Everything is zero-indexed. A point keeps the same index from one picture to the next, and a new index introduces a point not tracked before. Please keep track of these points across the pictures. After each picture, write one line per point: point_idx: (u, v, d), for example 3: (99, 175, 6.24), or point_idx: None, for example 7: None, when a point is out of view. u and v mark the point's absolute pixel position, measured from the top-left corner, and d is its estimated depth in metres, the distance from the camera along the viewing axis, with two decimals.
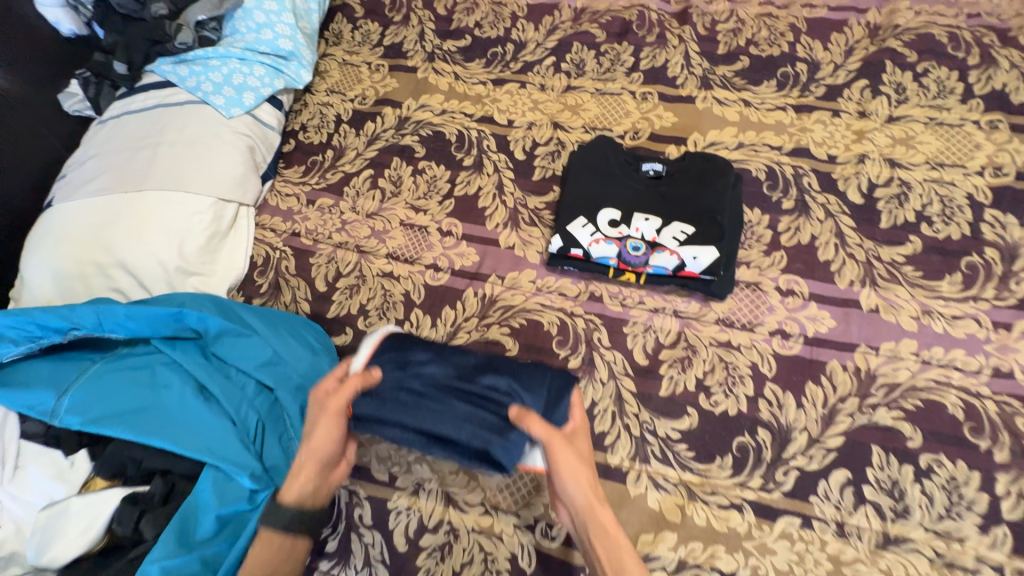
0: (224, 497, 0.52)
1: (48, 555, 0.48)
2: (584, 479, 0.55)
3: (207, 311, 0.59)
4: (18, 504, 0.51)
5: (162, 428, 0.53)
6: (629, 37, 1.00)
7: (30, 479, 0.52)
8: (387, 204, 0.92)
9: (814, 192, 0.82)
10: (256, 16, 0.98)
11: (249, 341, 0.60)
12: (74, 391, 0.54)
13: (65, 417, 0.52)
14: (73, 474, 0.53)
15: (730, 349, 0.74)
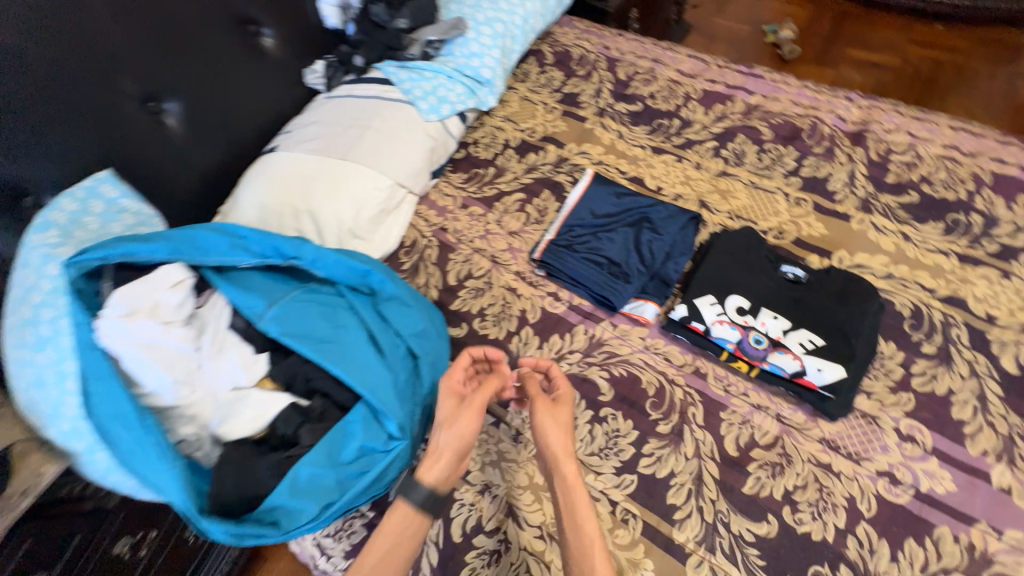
0: (370, 434, 0.62)
1: (226, 427, 0.61)
2: (587, 517, 0.61)
3: (390, 278, 0.70)
4: (213, 378, 0.63)
5: (339, 361, 0.64)
6: (796, 143, 1.04)
7: (228, 362, 0.64)
8: (528, 227, 1.01)
9: (962, 346, 0.79)
10: (472, 46, 1.16)
11: (409, 312, 0.71)
12: (283, 308, 0.66)
13: (272, 325, 0.64)
14: (255, 369, 0.65)
15: (829, 473, 0.72)
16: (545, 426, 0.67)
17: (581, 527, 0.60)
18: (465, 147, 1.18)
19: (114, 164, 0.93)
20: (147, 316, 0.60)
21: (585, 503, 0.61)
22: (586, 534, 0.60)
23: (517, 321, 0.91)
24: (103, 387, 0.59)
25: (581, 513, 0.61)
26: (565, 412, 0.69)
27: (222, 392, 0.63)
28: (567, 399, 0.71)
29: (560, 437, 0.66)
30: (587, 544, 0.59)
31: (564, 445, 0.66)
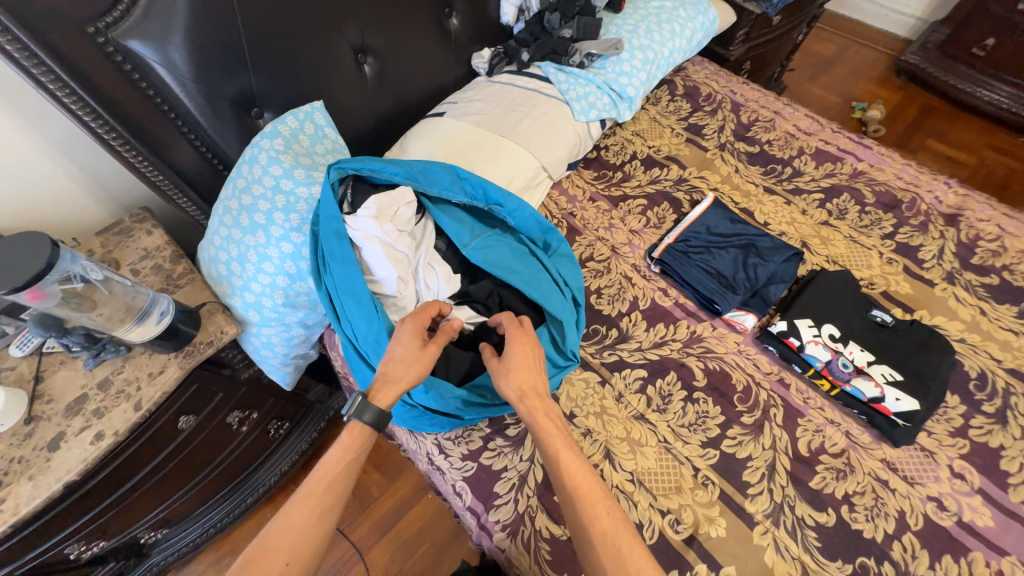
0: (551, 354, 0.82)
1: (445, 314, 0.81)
2: (560, 438, 0.69)
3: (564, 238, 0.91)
4: (424, 283, 0.81)
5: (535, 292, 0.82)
6: (894, 211, 1.17)
7: (434, 274, 0.83)
8: (647, 229, 1.16)
9: (1018, 413, 0.90)
10: (624, 65, 1.32)
11: (570, 266, 0.91)
12: (489, 242, 0.85)
13: (483, 253, 0.83)
14: (451, 283, 0.84)
15: (886, 488, 0.84)
16: (502, 377, 0.72)
17: (553, 448, 0.68)
18: (597, 149, 1.34)
19: (322, 98, 1.11)
20: (390, 221, 0.77)
21: (551, 430, 0.69)
22: (562, 455, 0.68)
23: (628, 305, 1.05)
24: (346, 267, 0.75)
25: (554, 436, 0.69)
26: (525, 364, 0.73)
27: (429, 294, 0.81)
28: (520, 361, 0.73)
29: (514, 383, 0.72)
30: (559, 463, 0.67)
31: (528, 382, 0.72)
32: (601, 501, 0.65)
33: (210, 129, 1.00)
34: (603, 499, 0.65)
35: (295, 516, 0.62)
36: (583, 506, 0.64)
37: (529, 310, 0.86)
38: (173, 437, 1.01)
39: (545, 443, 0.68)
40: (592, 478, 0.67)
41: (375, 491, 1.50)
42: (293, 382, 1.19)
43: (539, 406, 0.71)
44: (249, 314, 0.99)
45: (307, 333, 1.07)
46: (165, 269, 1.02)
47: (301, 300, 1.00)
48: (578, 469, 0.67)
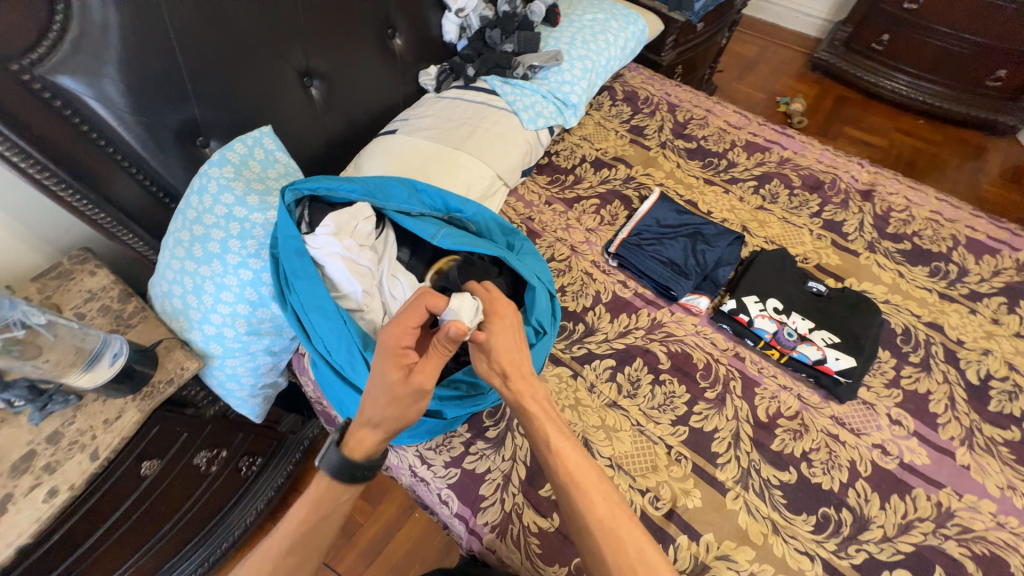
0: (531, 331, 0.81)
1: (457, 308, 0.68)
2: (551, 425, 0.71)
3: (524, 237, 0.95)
4: (389, 293, 0.80)
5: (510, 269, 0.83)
6: (818, 192, 1.29)
7: (399, 284, 0.81)
8: (602, 226, 1.22)
9: (939, 360, 1.00)
10: (565, 75, 1.40)
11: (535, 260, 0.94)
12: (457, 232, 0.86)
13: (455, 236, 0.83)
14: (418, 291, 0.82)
15: (837, 441, 0.91)
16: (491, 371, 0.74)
17: (541, 430, 0.70)
18: (548, 155, 1.40)
19: (270, 122, 1.10)
20: (350, 237, 0.78)
21: (537, 414, 0.72)
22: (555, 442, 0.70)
23: (592, 299, 1.10)
24: (310, 285, 0.75)
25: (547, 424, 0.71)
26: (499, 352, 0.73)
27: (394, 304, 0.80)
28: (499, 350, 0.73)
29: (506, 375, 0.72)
30: (549, 445, 0.69)
31: (512, 364, 0.73)
32: (594, 483, 0.66)
33: (153, 162, 0.97)
34: (597, 482, 0.67)
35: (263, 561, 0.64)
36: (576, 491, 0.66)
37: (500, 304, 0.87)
38: (136, 486, 0.96)
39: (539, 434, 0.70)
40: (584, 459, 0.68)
41: (360, 517, 1.46)
42: (264, 413, 1.15)
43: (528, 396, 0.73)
44: (210, 345, 0.97)
45: (274, 360, 1.04)
46: (114, 309, 0.97)
47: (264, 326, 0.97)
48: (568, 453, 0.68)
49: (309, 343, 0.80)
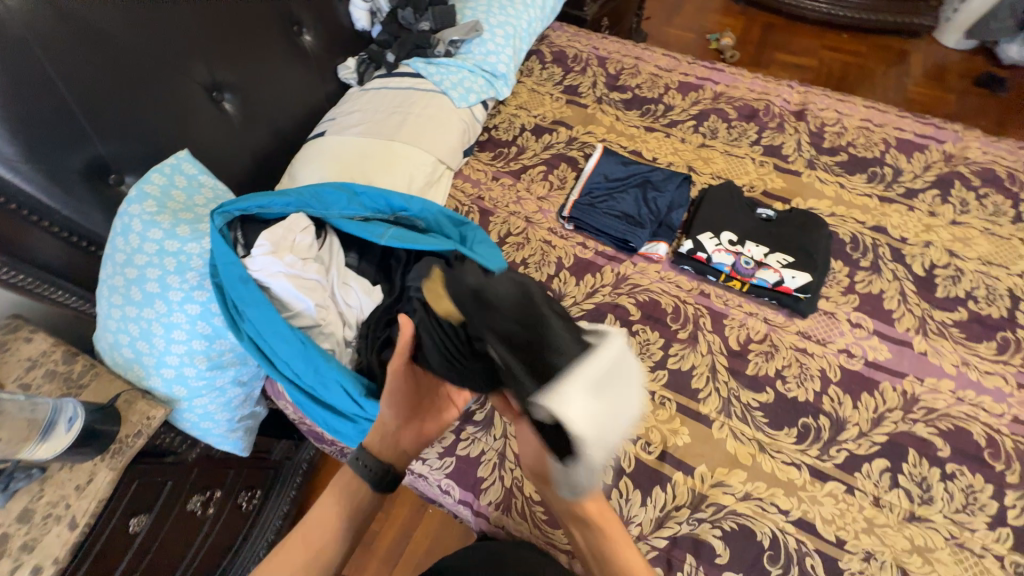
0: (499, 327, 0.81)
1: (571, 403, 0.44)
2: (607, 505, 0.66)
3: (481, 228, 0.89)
4: (343, 303, 0.78)
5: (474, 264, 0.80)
6: (755, 121, 1.31)
7: (353, 292, 0.79)
8: (553, 192, 1.22)
9: (886, 260, 1.05)
10: (488, 45, 1.35)
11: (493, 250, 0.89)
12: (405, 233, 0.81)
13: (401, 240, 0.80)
14: (374, 296, 0.81)
15: (805, 354, 0.96)
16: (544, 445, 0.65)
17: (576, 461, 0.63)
18: (487, 131, 1.37)
19: (187, 146, 1.03)
20: (290, 252, 0.74)
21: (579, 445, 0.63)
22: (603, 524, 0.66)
23: (555, 267, 1.10)
24: (260, 310, 0.71)
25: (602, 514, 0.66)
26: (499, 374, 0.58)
27: (352, 313, 0.79)
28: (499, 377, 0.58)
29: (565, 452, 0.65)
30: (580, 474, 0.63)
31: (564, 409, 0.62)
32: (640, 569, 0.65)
33: (65, 210, 0.90)
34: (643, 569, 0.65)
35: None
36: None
37: None
38: (129, 546, 0.92)
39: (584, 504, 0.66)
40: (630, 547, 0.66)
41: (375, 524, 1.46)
42: (249, 446, 1.11)
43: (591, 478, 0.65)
44: (174, 389, 0.93)
45: (246, 389, 1.01)
46: (60, 372, 0.91)
47: (227, 358, 0.94)
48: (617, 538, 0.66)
49: (276, 370, 0.77)
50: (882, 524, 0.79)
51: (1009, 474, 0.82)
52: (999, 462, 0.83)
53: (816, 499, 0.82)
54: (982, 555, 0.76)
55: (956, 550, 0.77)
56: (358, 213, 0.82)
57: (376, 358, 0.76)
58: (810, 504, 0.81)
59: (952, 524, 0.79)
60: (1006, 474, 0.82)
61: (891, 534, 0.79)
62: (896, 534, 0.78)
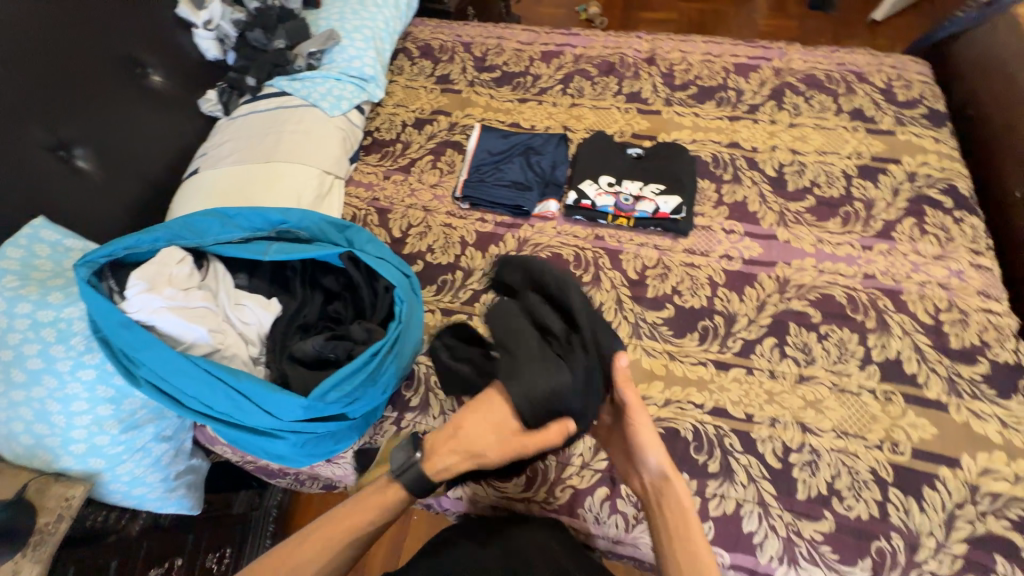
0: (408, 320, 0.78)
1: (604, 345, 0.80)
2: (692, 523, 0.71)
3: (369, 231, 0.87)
4: (240, 322, 0.78)
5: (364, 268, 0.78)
6: (614, 74, 1.41)
7: (247, 309, 0.79)
8: (444, 178, 1.26)
9: (744, 170, 1.18)
10: (349, 51, 1.36)
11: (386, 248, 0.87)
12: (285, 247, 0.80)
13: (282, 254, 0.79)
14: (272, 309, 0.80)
15: (693, 267, 1.06)
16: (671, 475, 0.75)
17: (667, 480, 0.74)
18: (370, 134, 1.38)
19: (43, 212, 0.97)
20: (168, 286, 0.73)
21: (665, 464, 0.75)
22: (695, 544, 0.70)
23: (460, 246, 1.14)
24: (150, 351, 0.70)
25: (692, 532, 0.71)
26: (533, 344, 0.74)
27: (251, 329, 0.78)
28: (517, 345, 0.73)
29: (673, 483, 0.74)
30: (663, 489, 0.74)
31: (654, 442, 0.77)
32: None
33: None
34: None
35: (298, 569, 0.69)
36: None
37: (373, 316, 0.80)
38: None
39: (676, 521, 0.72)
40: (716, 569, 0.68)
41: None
42: (199, 503, 1.06)
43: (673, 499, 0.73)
44: (90, 463, 0.88)
45: (174, 443, 0.98)
46: None
47: (141, 415, 0.90)
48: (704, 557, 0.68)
49: (188, 408, 0.74)
50: (780, 391, 0.90)
51: (868, 321, 0.96)
52: (859, 314, 0.97)
53: (724, 386, 0.92)
54: (859, 392, 0.89)
55: (839, 394, 0.89)
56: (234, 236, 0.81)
57: (288, 368, 0.74)
58: (719, 392, 0.91)
59: (833, 375, 0.91)
60: (865, 321, 0.96)
61: (788, 397, 0.90)
62: (792, 395, 0.90)
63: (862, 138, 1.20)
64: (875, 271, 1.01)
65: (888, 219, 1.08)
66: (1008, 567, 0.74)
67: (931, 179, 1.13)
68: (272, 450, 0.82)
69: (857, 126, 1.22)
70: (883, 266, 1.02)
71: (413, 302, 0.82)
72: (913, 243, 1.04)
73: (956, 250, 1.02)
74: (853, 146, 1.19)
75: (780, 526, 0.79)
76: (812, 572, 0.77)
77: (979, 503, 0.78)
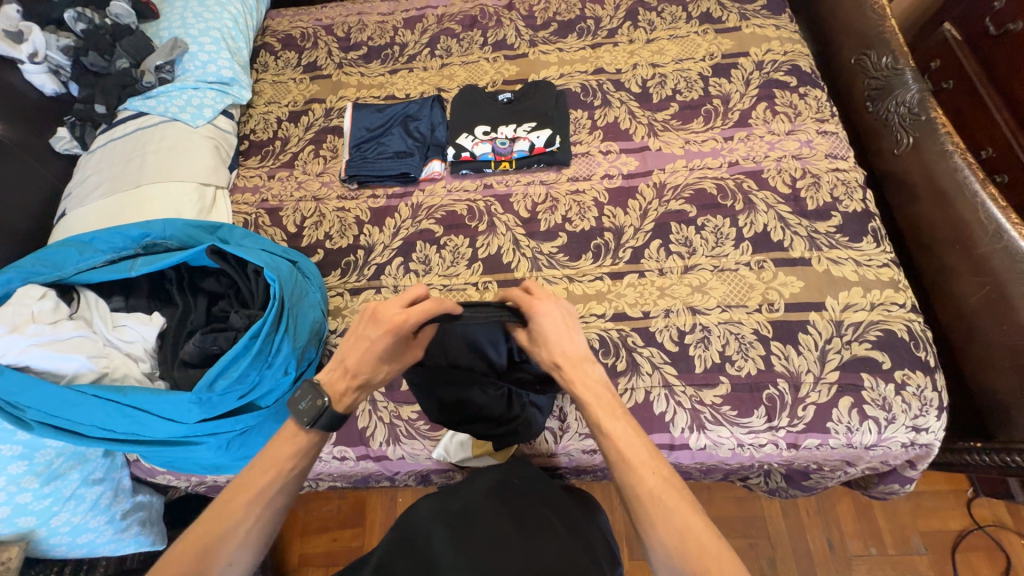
0: (293, 298, 0.83)
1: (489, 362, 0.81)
2: (603, 411, 0.64)
3: (239, 226, 0.89)
4: (122, 343, 0.80)
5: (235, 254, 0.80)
6: (477, 27, 1.41)
7: (128, 328, 0.81)
8: (329, 165, 1.25)
9: (612, 92, 1.23)
10: (201, 56, 1.30)
11: (261, 239, 0.89)
12: (149, 258, 0.81)
13: (147, 265, 0.80)
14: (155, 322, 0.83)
15: (579, 193, 1.11)
16: (575, 352, 0.69)
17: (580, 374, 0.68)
18: (246, 138, 1.34)
19: None
20: (32, 323, 0.72)
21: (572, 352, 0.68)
22: (609, 429, 0.63)
23: (356, 226, 1.14)
24: (29, 388, 0.70)
25: (606, 417, 0.64)
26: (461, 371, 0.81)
27: (137, 347, 0.81)
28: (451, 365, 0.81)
29: (576, 360, 0.68)
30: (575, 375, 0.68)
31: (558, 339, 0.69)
32: (645, 465, 0.59)
33: None
34: (650, 461, 0.60)
35: (223, 555, 0.57)
36: (631, 482, 0.58)
37: (258, 305, 0.82)
38: None
39: (590, 413, 0.65)
40: (639, 441, 0.62)
41: (356, 541, 1.35)
42: (162, 536, 1.05)
43: (579, 379, 0.67)
44: (19, 522, 0.85)
45: (108, 484, 0.94)
46: None
47: (61, 463, 0.85)
48: (625, 444, 0.62)
49: (95, 439, 0.75)
50: (669, 285, 0.98)
51: (737, 204, 1.04)
52: (728, 200, 1.05)
53: (620, 293, 0.99)
54: (736, 269, 0.97)
55: (719, 275, 0.97)
56: (97, 261, 0.82)
57: (180, 373, 0.79)
58: (617, 299, 0.98)
59: (712, 259, 0.99)
60: (734, 205, 1.04)
61: (676, 288, 0.97)
62: (680, 286, 0.97)
63: (713, 39, 1.27)
64: (738, 159, 1.09)
65: (743, 108, 1.15)
66: (873, 380, 0.85)
67: (776, 64, 1.21)
68: (203, 460, 0.84)
69: (706, 29, 1.28)
70: (744, 152, 1.10)
71: (296, 281, 0.86)
72: (767, 125, 1.13)
73: (805, 123, 1.11)
74: (706, 48, 1.26)
75: (685, 400, 0.88)
76: (719, 431, 0.86)
77: (844, 334, 0.89)
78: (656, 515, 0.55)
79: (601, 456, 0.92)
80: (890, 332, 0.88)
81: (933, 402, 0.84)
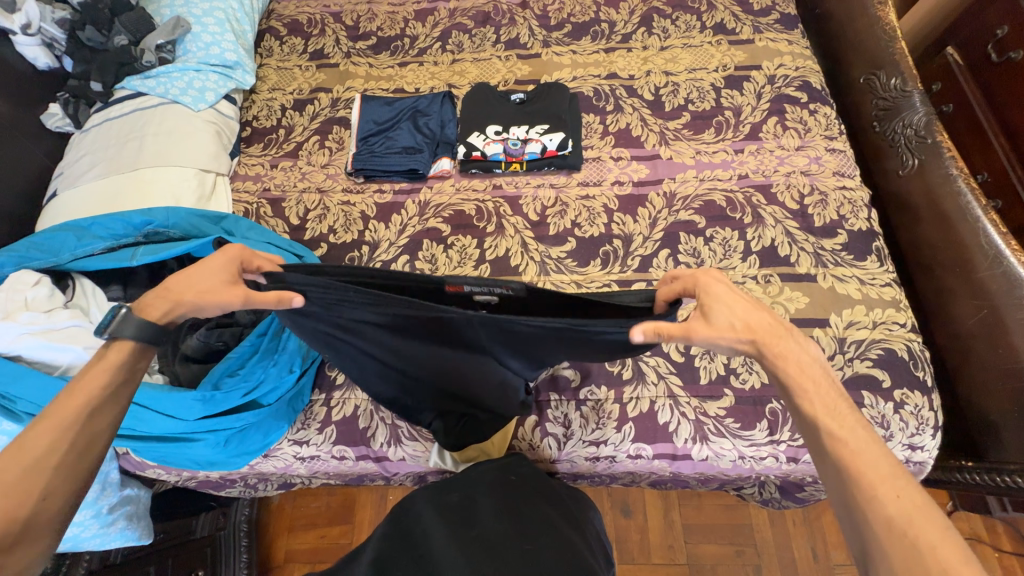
0: None
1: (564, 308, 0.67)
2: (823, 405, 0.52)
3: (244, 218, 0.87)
4: None
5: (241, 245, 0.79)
6: (490, 23, 1.39)
7: None
8: (334, 156, 1.22)
9: (625, 98, 1.22)
10: (204, 37, 1.26)
11: (266, 232, 0.87)
12: (150, 246, 0.79)
13: (147, 255, 0.77)
14: None
15: (588, 198, 1.11)
16: (800, 344, 0.56)
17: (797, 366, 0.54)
18: (248, 124, 1.30)
19: None
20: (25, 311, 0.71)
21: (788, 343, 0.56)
22: (832, 428, 0.50)
23: (362, 221, 1.12)
24: (19, 379, 0.68)
25: (828, 414, 0.51)
26: (428, 329, 0.65)
27: None
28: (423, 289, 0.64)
29: (797, 350, 0.55)
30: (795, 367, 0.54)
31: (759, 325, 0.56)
32: (885, 480, 0.46)
33: None
34: (894, 478, 0.46)
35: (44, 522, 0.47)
36: (863, 500, 0.46)
37: None
38: None
39: (806, 404, 0.52)
40: (871, 446, 0.48)
41: (344, 538, 1.33)
42: (149, 531, 1.02)
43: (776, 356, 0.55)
44: None
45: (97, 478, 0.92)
46: None
47: None
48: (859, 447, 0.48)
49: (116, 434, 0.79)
50: None
51: (745, 217, 1.05)
52: (737, 212, 1.05)
53: None
54: (742, 282, 0.98)
55: None
56: (94, 248, 0.79)
57: (180, 368, 0.82)
58: None
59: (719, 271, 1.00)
60: (743, 218, 1.05)
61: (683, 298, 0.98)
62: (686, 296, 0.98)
63: (726, 50, 1.27)
64: (747, 172, 1.10)
65: (754, 121, 1.16)
66: (873, 398, 0.87)
67: (788, 78, 1.22)
68: (200, 457, 0.83)
69: (720, 39, 1.29)
70: (753, 165, 1.11)
71: None
72: (777, 139, 1.13)
73: (814, 139, 1.13)
74: (719, 59, 1.26)
75: (689, 410, 0.88)
76: (721, 443, 0.87)
77: (847, 351, 0.90)
78: (893, 546, 0.43)
79: (604, 464, 0.92)
80: (891, 350, 0.90)
81: (929, 421, 0.86)
